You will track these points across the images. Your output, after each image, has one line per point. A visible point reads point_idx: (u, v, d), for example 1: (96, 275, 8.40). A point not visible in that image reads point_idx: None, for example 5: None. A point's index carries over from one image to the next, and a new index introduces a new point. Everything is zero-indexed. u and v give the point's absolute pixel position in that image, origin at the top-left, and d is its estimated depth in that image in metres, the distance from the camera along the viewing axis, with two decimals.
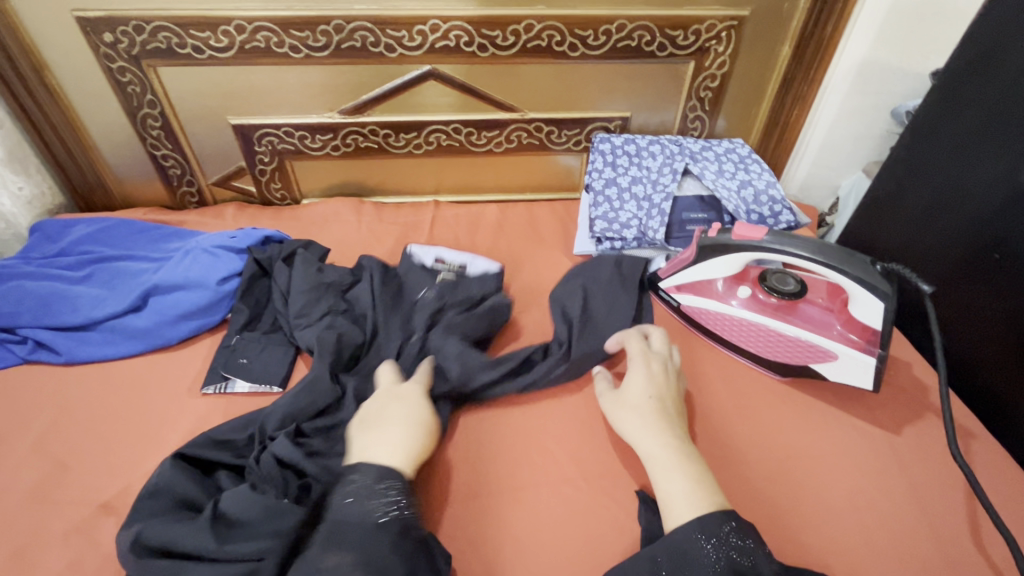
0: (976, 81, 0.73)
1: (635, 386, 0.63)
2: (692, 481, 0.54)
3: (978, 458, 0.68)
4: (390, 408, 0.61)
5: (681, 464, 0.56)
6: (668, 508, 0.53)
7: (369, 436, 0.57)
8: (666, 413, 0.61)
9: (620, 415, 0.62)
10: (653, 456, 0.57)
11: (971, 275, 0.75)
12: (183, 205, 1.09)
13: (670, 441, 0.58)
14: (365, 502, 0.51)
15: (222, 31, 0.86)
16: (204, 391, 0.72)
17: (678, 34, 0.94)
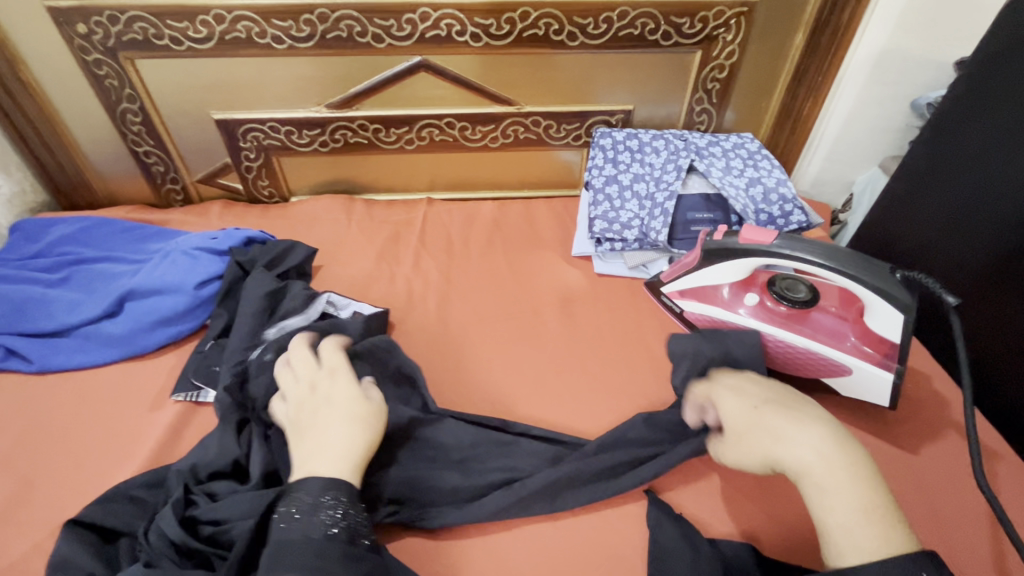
0: (1011, 70, 0.67)
1: (733, 407, 0.55)
2: (869, 497, 0.46)
3: (1003, 480, 0.63)
4: (321, 410, 0.55)
5: (848, 479, 0.47)
6: (838, 542, 0.45)
7: (308, 444, 0.52)
8: (787, 409, 0.53)
9: (744, 440, 0.53)
10: (809, 474, 0.48)
11: (1001, 282, 0.70)
12: (169, 203, 1.06)
13: (823, 446, 0.49)
14: (303, 518, 0.48)
15: (200, 21, 0.82)
16: (174, 398, 0.69)
17: (683, 22, 0.88)
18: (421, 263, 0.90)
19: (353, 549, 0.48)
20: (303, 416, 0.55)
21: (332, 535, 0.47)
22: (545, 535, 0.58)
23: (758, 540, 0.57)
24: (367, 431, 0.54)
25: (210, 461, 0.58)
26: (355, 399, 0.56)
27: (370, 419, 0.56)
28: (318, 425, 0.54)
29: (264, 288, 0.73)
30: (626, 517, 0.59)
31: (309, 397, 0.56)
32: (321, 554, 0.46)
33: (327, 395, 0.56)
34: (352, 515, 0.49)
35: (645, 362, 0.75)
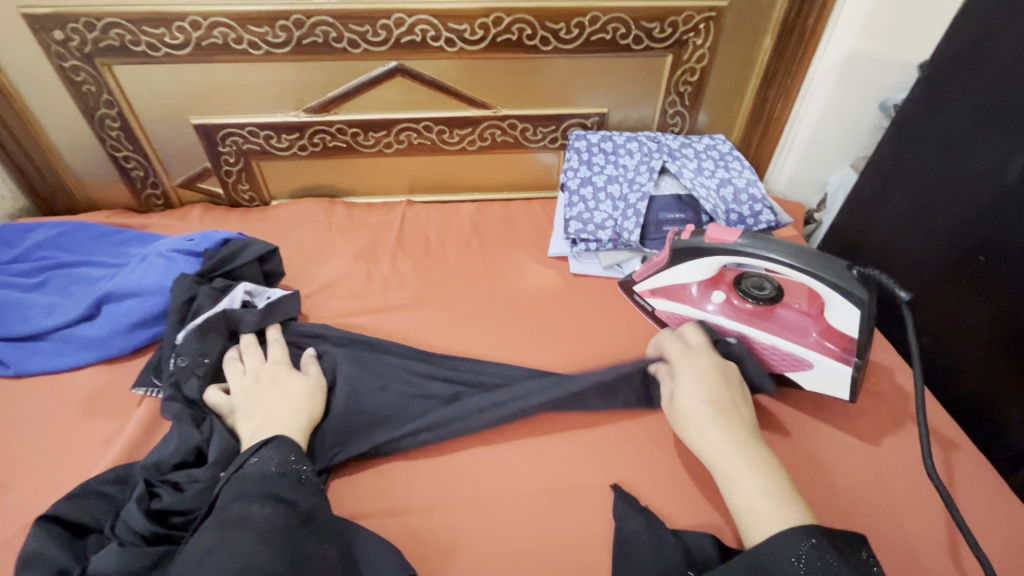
0: (964, 74, 0.69)
1: (686, 393, 0.58)
2: (765, 476, 0.50)
3: (958, 469, 0.65)
4: (265, 393, 0.63)
5: (752, 466, 0.51)
6: (750, 526, 0.48)
7: (257, 420, 0.59)
8: (726, 415, 0.55)
9: (684, 429, 0.56)
10: (722, 467, 0.52)
11: (960, 279, 0.71)
12: (150, 207, 1.06)
13: (733, 446, 0.52)
14: (253, 461, 0.52)
15: (177, 27, 0.83)
16: (136, 391, 0.70)
17: (654, 26, 0.90)
18: (399, 265, 0.92)
19: (300, 483, 0.52)
20: (250, 398, 0.62)
21: (279, 471, 0.52)
22: (514, 529, 0.59)
23: (722, 532, 0.59)
24: (312, 401, 0.63)
25: (170, 454, 0.59)
26: (294, 377, 0.65)
27: (311, 391, 0.64)
28: (261, 406, 0.61)
29: (185, 291, 0.74)
30: (594, 508, 0.61)
31: (253, 384, 0.64)
32: (270, 484, 0.50)
33: (269, 380, 0.65)
34: (296, 458, 0.54)
35: (617, 359, 0.77)
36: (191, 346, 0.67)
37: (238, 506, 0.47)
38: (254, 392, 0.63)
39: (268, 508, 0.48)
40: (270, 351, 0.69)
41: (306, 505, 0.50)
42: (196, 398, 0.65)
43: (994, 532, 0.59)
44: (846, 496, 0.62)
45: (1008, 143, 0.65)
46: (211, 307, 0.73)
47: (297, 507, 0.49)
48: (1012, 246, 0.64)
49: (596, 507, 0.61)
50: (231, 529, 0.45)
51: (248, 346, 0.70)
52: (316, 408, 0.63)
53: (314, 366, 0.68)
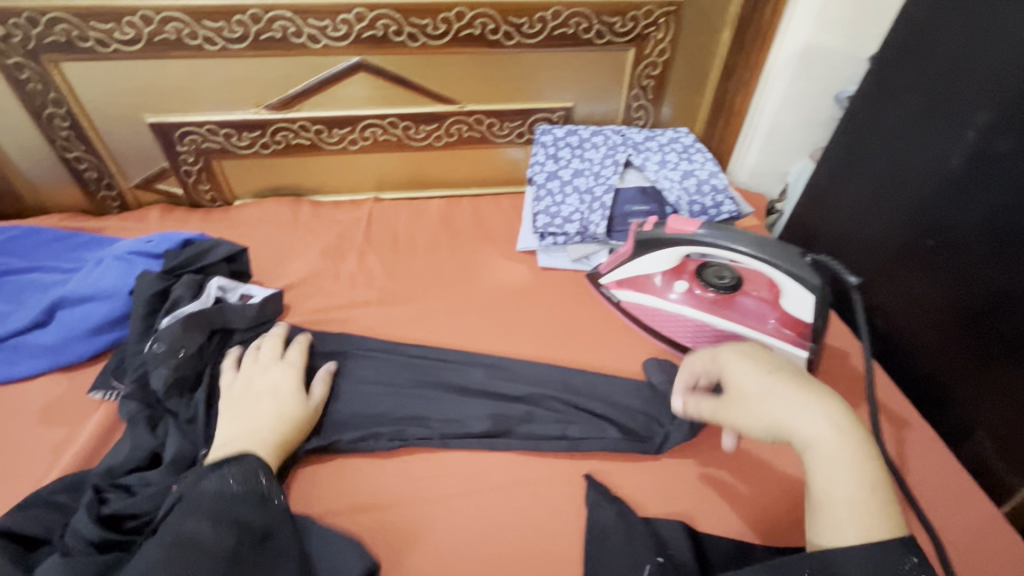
0: (909, 67, 0.72)
1: (744, 376, 0.52)
2: (865, 468, 0.46)
3: (909, 445, 0.68)
4: (261, 402, 0.62)
5: (849, 451, 0.46)
6: (834, 516, 0.45)
7: (235, 429, 0.59)
8: (799, 378, 0.51)
9: (763, 409, 0.49)
10: (819, 448, 0.46)
11: (909, 263, 0.74)
12: (105, 210, 1.03)
13: (833, 422, 0.47)
14: (212, 477, 0.53)
15: (127, 22, 0.80)
16: (93, 396, 0.69)
17: (615, 21, 0.91)
18: (367, 262, 0.91)
19: (262, 505, 0.53)
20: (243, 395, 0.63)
21: (242, 492, 0.52)
22: (488, 524, 0.60)
23: (689, 517, 0.61)
24: (295, 427, 0.62)
25: (124, 459, 0.59)
26: (297, 397, 0.64)
27: (303, 418, 0.63)
28: (251, 414, 0.61)
29: (152, 286, 0.73)
30: (567, 499, 0.62)
31: (253, 386, 0.64)
32: (227, 504, 0.51)
33: (268, 387, 0.64)
34: (263, 479, 0.54)
35: (584, 350, 0.78)
36: (172, 334, 0.66)
37: (192, 527, 0.48)
38: (250, 398, 0.63)
39: (222, 532, 0.48)
40: (290, 357, 0.69)
41: (264, 530, 0.51)
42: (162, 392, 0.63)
43: (941, 504, 0.62)
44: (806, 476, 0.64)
45: (952, 129, 0.67)
46: (192, 300, 0.73)
47: (251, 526, 0.50)
48: (957, 229, 0.67)
49: (565, 496, 0.62)
50: (179, 551, 0.46)
51: (270, 345, 0.70)
52: (295, 437, 0.61)
53: (321, 389, 0.67)
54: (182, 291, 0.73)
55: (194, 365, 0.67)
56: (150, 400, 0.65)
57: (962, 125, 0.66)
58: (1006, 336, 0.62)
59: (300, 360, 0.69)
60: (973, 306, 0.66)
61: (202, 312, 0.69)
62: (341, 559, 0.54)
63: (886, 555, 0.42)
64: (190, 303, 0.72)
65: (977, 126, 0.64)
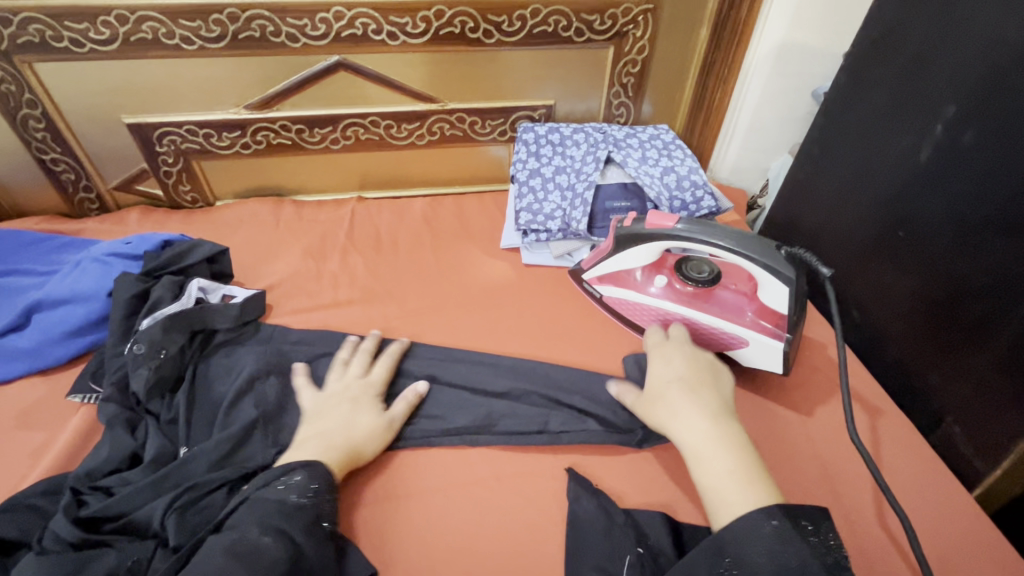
0: (879, 63, 0.74)
1: (656, 375, 0.62)
2: (736, 465, 0.51)
3: (883, 433, 0.69)
4: (339, 410, 0.63)
5: (718, 447, 0.53)
6: (714, 502, 0.50)
7: (312, 435, 0.61)
8: (693, 387, 0.58)
9: (654, 411, 0.59)
10: (689, 444, 0.54)
11: (881, 255, 0.76)
12: (84, 212, 1.01)
13: (705, 426, 0.55)
14: (281, 484, 0.53)
15: (102, 22, 0.79)
16: (71, 399, 0.68)
17: (594, 19, 0.92)
18: (349, 261, 0.91)
19: (317, 526, 0.51)
20: (329, 400, 0.65)
21: (301, 504, 0.52)
22: (470, 518, 0.60)
23: (669, 507, 0.61)
24: (368, 440, 0.62)
25: (103, 462, 0.58)
26: (375, 411, 0.65)
27: (379, 432, 0.63)
28: (329, 420, 0.62)
29: (132, 287, 0.72)
30: (549, 492, 0.62)
31: (339, 394, 0.66)
32: (283, 517, 0.50)
33: (353, 397, 0.65)
34: (324, 495, 0.54)
35: (565, 346, 0.78)
36: (153, 336, 0.66)
37: (252, 535, 0.48)
38: (333, 406, 0.64)
39: (280, 543, 0.48)
40: (375, 369, 0.70)
41: (313, 556, 0.49)
42: (142, 393, 0.63)
43: (913, 490, 0.64)
44: (784, 465, 0.65)
45: (919, 123, 0.69)
46: (172, 301, 0.72)
47: (303, 555, 0.49)
48: (925, 220, 0.69)
49: (547, 491, 0.62)
50: (237, 558, 0.46)
51: (359, 357, 0.71)
52: (367, 449, 0.61)
53: (401, 407, 0.67)
54: (163, 292, 0.72)
55: (176, 366, 0.67)
56: (129, 402, 0.64)
57: (930, 119, 0.68)
58: (973, 325, 0.64)
59: (384, 373, 0.70)
60: (942, 296, 0.67)
61: (183, 313, 0.69)
62: None
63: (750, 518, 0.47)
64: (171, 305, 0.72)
65: (944, 120, 0.66)
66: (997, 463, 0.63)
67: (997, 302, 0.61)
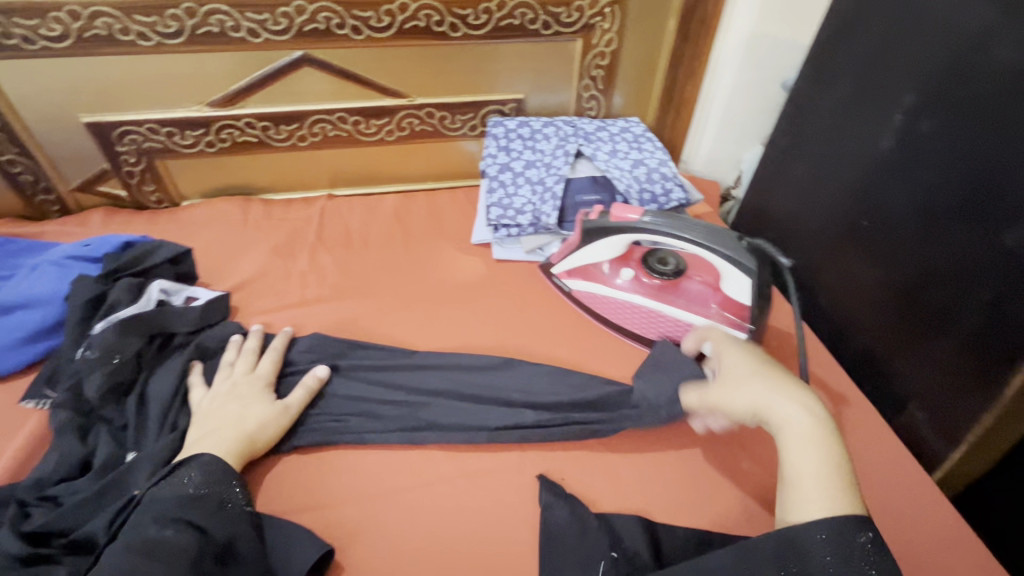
0: (843, 51, 0.74)
1: (736, 359, 0.57)
2: (831, 462, 0.48)
3: (848, 421, 0.70)
4: (229, 407, 0.62)
5: (821, 435, 0.50)
6: (801, 493, 0.47)
7: (203, 432, 0.59)
8: (784, 372, 0.55)
9: (742, 392, 0.54)
10: (794, 426, 0.50)
11: (848, 243, 0.76)
12: (45, 214, 0.99)
13: (804, 408, 0.51)
14: (170, 481, 0.54)
15: (53, 18, 0.77)
16: (23, 404, 0.67)
17: (561, 11, 0.91)
18: (318, 259, 0.90)
19: (221, 509, 0.53)
20: (216, 399, 0.63)
21: (199, 494, 0.53)
22: (436, 517, 0.60)
23: (636, 501, 0.61)
24: (262, 430, 0.61)
25: (52, 469, 0.58)
26: (267, 401, 0.64)
27: (274, 421, 0.63)
28: (218, 419, 0.61)
29: (90, 290, 0.71)
30: (514, 488, 0.62)
31: (225, 392, 0.64)
32: (184, 508, 0.52)
33: (241, 393, 0.64)
34: (222, 481, 0.55)
35: (535, 341, 0.78)
36: (107, 340, 0.64)
37: (151, 530, 0.49)
38: (221, 404, 0.63)
39: (184, 532, 0.50)
40: (261, 364, 0.69)
41: (223, 535, 0.51)
42: (93, 400, 0.62)
43: (875, 478, 0.64)
44: (749, 455, 0.65)
45: (882, 112, 0.69)
46: (130, 303, 0.71)
47: (213, 537, 0.51)
48: (888, 209, 0.70)
49: (513, 487, 0.62)
50: (144, 554, 0.47)
51: (244, 354, 0.69)
52: (262, 438, 0.61)
53: (301, 393, 0.66)
54: (120, 295, 0.71)
55: (132, 371, 0.66)
56: (83, 408, 0.63)
57: (890, 108, 0.68)
58: (935, 312, 0.64)
59: (273, 366, 0.69)
60: (907, 283, 0.68)
61: (142, 316, 0.68)
62: (297, 548, 0.55)
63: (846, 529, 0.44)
64: (128, 308, 0.70)
65: (904, 109, 0.66)
66: (957, 446, 0.64)
67: (957, 288, 0.61)
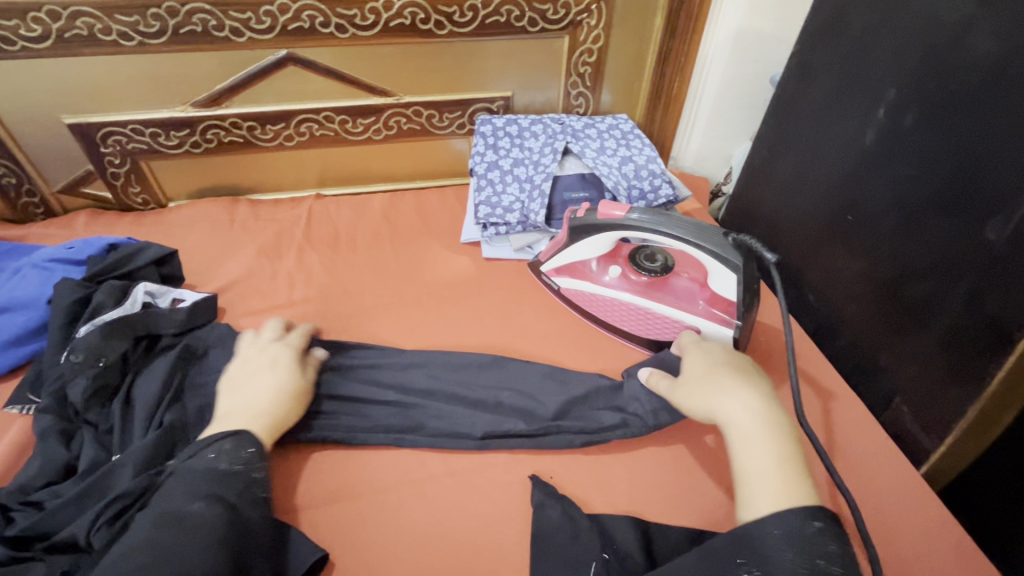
0: (827, 45, 0.74)
1: (694, 363, 0.62)
2: (776, 459, 0.50)
3: (835, 415, 0.70)
4: (258, 376, 0.63)
5: (768, 432, 0.53)
6: (751, 490, 0.50)
7: (236, 401, 0.60)
8: (741, 372, 0.59)
9: (693, 395, 0.59)
10: (735, 428, 0.54)
11: (833, 238, 0.77)
12: (29, 217, 0.98)
13: (751, 407, 0.54)
14: (208, 453, 0.53)
15: (33, 18, 0.76)
16: (6, 410, 0.66)
17: (547, 8, 0.91)
18: (306, 259, 0.89)
19: (249, 489, 0.52)
20: (244, 369, 0.64)
21: (231, 470, 0.53)
22: (424, 517, 0.59)
23: (625, 497, 0.61)
24: (293, 399, 0.62)
25: (35, 474, 0.57)
26: (295, 370, 0.65)
27: (302, 391, 0.64)
28: (249, 387, 0.62)
29: (73, 293, 0.70)
30: (503, 487, 0.62)
31: (253, 362, 0.65)
32: (215, 484, 0.51)
33: (269, 362, 0.65)
34: (253, 462, 0.55)
35: (524, 339, 0.78)
36: (90, 343, 0.64)
37: (180, 503, 0.49)
38: (250, 374, 0.63)
39: (212, 506, 0.49)
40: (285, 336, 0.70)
41: (251, 514, 0.51)
42: (77, 403, 0.62)
43: (862, 471, 0.65)
44: None
45: (865, 106, 0.69)
46: (114, 306, 0.70)
47: (240, 515, 0.50)
48: (871, 203, 0.70)
49: (502, 485, 0.62)
50: (169, 527, 0.46)
51: (267, 328, 0.71)
52: (294, 407, 0.62)
53: (313, 371, 0.68)
54: (103, 297, 0.70)
55: (117, 373, 0.65)
56: (67, 411, 0.62)
57: (874, 102, 0.68)
58: (917, 305, 0.65)
59: (298, 338, 0.70)
60: (890, 277, 0.68)
61: (126, 318, 0.67)
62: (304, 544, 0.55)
63: (792, 522, 0.45)
64: (112, 310, 0.70)
65: (886, 103, 0.66)
66: (942, 439, 0.64)
67: (939, 281, 0.61)
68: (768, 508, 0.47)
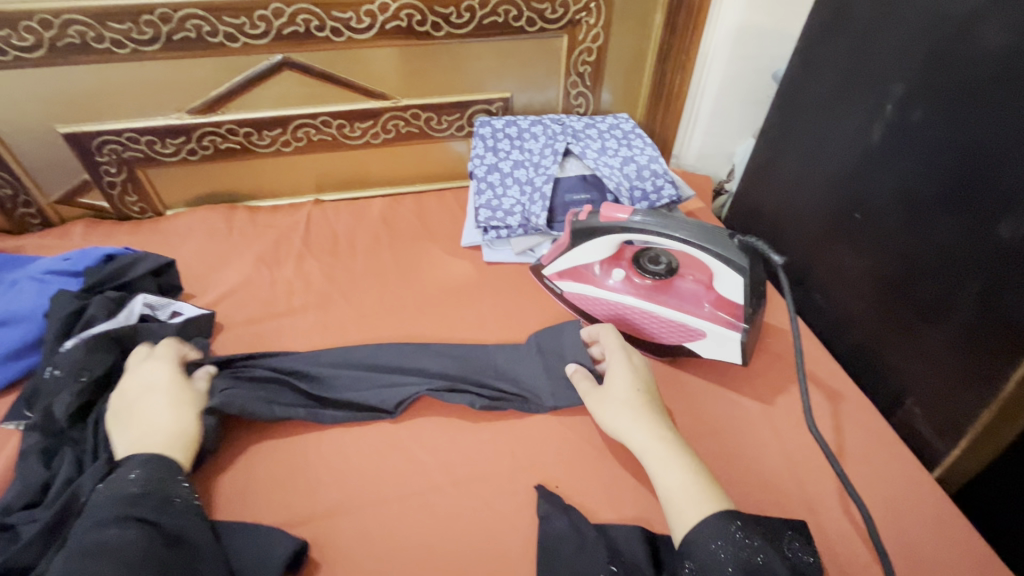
0: (832, 40, 0.72)
1: (619, 382, 0.61)
2: (691, 472, 0.52)
3: (843, 416, 0.69)
4: (141, 408, 0.59)
5: (675, 455, 0.54)
6: (677, 509, 0.50)
7: (130, 438, 0.57)
8: (649, 399, 0.59)
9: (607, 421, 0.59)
10: (649, 452, 0.54)
11: (839, 236, 0.75)
12: (25, 228, 0.97)
13: (660, 432, 0.55)
14: (110, 485, 0.52)
15: (24, 28, 0.76)
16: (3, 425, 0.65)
17: (545, 7, 0.90)
18: (304, 266, 0.88)
19: (169, 504, 0.52)
20: (125, 407, 0.60)
21: (144, 491, 0.51)
22: (426, 527, 0.59)
23: (629, 504, 0.60)
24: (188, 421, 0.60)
25: (17, 495, 0.56)
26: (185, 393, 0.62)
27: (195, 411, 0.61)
28: (138, 423, 0.58)
29: (68, 305, 0.69)
30: (507, 495, 0.61)
31: (133, 395, 0.61)
32: (131, 504, 0.50)
33: (148, 392, 0.61)
34: (164, 478, 0.53)
35: None
36: (74, 358, 0.63)
37: (95, 533, 0.47)
38: (135, 407, 0.59)
39: (129, 528, 0.47)
40: (160, 353, 0.66)
41: (173, 526, 0.50)
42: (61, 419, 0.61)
43: (871, 474, 0.64)
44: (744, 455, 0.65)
45: (870, 102, 0.68)
46: (107, 319, 0.69)
47: (162, 530, 0.49)
48: (879, 200, 0.68)
49: (506, 494, 0.61)
50: (88, 555, 0.45)
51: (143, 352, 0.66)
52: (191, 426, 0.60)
53: (202, 381, 0.65)
54: (97, 309, 0.69)
55: (99, 389, 0.64)
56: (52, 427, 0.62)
57: (880, 98, 0.67)
58: (927, 305, 0.63)
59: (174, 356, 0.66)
60: (898, 276, 0.67)
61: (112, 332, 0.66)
62: (263, 543, 0.55)
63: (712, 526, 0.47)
64: (106, 323, 0.69)
65: (894, 98, 0.65)
66: (955, 443, 0.63)
67: (949, 280, 0.60)
68: (697, 516, 0.49)
